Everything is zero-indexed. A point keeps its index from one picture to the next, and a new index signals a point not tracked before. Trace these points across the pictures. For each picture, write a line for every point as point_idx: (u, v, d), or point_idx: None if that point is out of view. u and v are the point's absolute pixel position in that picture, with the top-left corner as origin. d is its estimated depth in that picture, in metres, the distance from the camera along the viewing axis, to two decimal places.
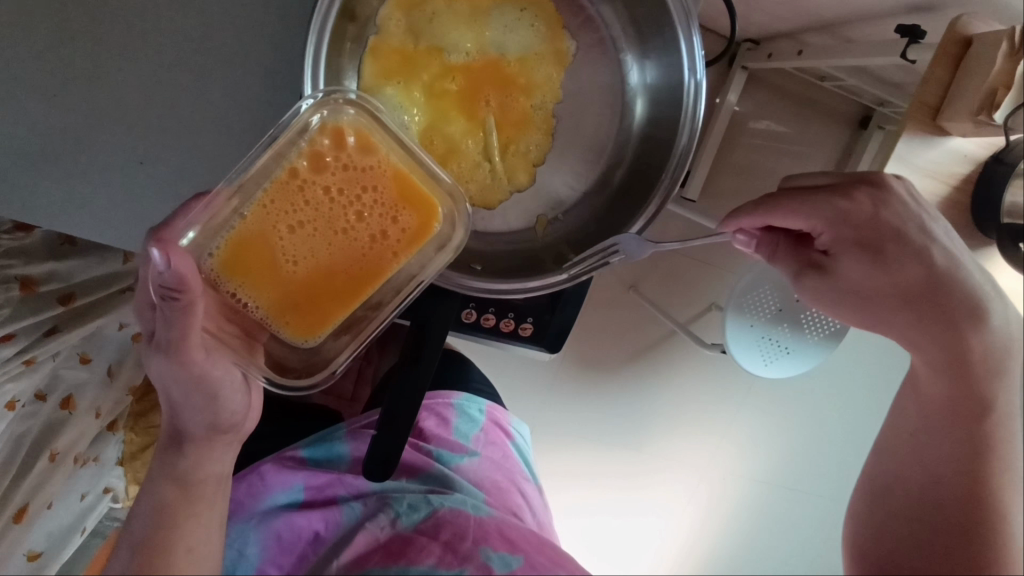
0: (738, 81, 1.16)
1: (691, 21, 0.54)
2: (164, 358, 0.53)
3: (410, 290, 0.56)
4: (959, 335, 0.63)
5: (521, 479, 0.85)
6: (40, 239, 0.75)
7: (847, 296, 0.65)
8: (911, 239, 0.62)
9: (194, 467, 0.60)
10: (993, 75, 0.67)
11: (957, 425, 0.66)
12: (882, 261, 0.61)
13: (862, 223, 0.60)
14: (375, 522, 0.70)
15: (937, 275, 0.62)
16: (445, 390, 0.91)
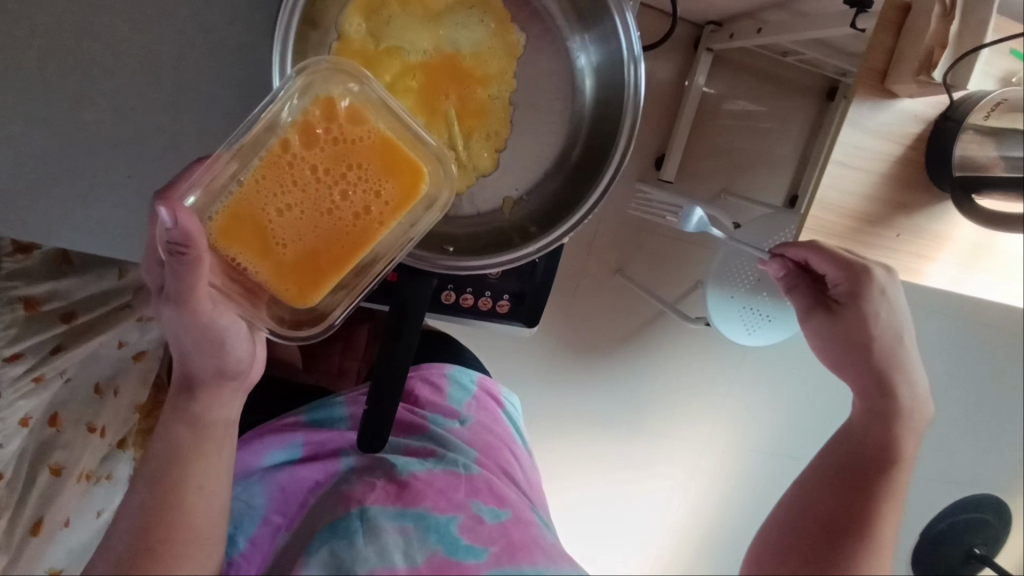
0: (705, 63, 1.19)
1: (626, 7, 0.58)
2: (172, 311, 0.55)
3: (392, 256, 0.59)
4: (902, 414, 0.64)
5: (513, 442, 0.85)
6: (40, 259, 0.76)
7: (837, 343, 0.68)
8: (897, 336, 0.66)
9: (202, 419, 0.61)
10: (929, 38, 0.70)
11: (852, 451, 0.64)
12: (876, 337, 0.66)
13: (869, 299, 0.65)
14: (375, 472, 0.71)
15: (911, 376, 0.66)
16: (436, 362, 0.92)
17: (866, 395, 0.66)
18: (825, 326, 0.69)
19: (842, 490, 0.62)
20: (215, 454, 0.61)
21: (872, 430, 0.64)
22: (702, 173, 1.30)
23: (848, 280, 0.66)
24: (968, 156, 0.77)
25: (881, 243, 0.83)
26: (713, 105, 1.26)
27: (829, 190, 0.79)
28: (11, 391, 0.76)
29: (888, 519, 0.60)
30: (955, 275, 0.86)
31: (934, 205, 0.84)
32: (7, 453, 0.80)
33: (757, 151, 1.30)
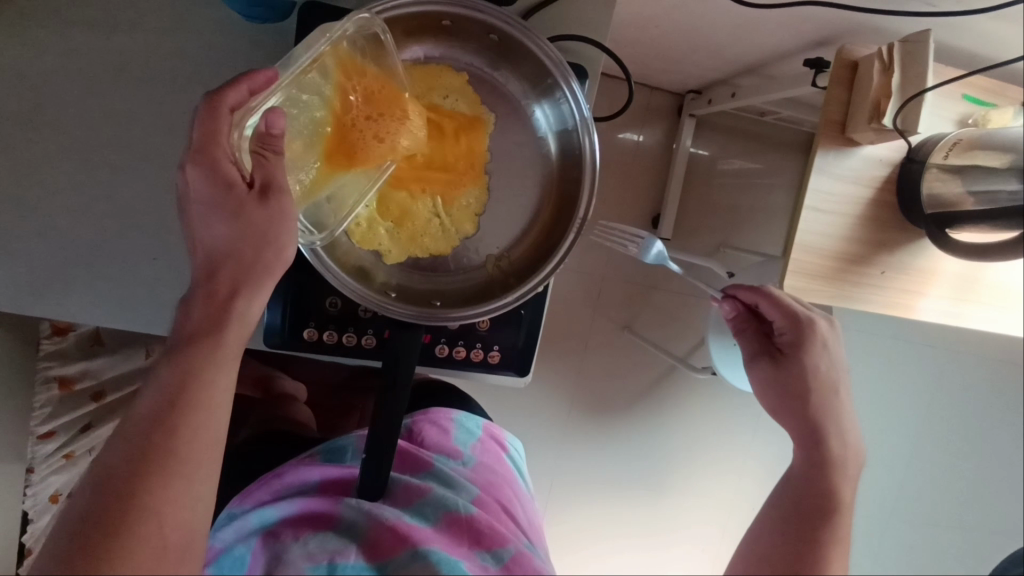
0: (689, 127, 1.27)
1: (571, 82, 0.50)
2: (250, 213, 0.43)
3: (377, 308, 0.52)
4: (845, 480, 0.53)
5: (524, 494, 0.68)
6: (75, 340, 0.82)
7: (775, 393, 0.58)
8: (842, 394, 0.57)
9: (222, 319, 0.42)
10: (875, 89, 0.76)
11: (795, 519, 0.52)
12: (816, 390, 0.56)
13: (814, 353, 0.57)
14: (383, 508, 0.57)
15: (853, 436, 0.56)
16: (442, 407, 0.77)
17: (803, 446, 0.55)
18: (767, 377, 0.59)
19: (788, 574, 0.49)
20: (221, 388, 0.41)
21: (819, 487, 0.53)
22: (699, 229, 1.34)
23: (792, 329, 0.58)
24: (937, 195, 0.80)
25: (866, 281, 0.86)
26: (703, 163, 1.33)
27: (807, 233, 0.83)
28: (39, 467, 0.82)
29: None
30: (945, 309, 0.87)
31: (913, 243, 0.87)
32: (35, 529, 0.86)
33: (749, 204, 1.35)
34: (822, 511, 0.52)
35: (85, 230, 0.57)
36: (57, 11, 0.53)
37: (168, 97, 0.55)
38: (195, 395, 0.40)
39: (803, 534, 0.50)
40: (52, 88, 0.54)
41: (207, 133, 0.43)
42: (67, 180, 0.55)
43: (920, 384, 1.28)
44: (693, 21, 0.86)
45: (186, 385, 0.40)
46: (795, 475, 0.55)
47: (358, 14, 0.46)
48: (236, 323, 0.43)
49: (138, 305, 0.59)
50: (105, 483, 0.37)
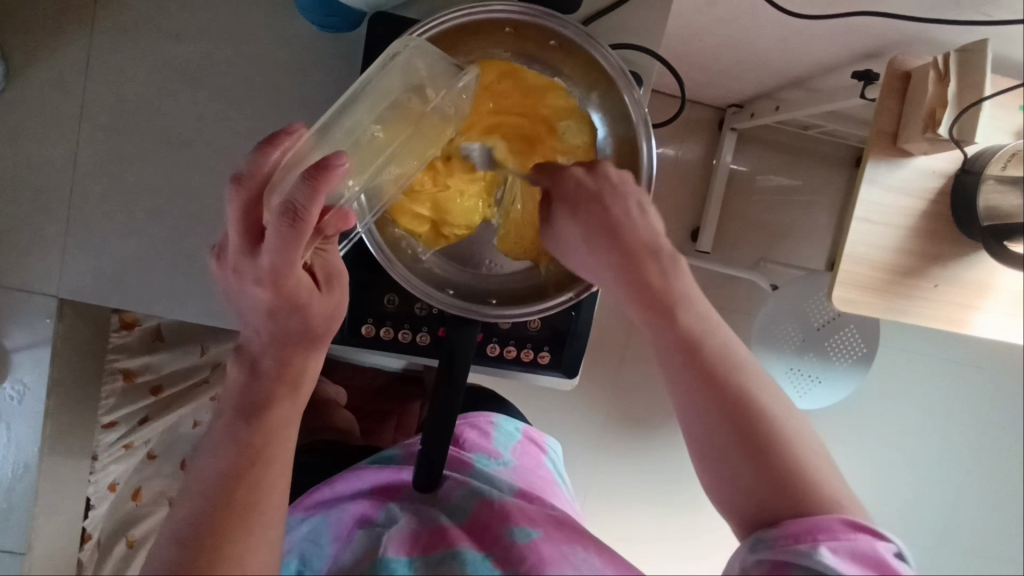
0: (729, 142, 1.26)
1: (633, 89, 0.52)
2: (313, 313, 0.46)
3: (438, 304, 0.53)
4: (678, 295, 0.49)
5: (562, 491, 0.68)
6: (138, 336, 0.85)
7: (574, 256, 0.53)
8: (634, 211, 0.51)
9: (284, 381, 0.47)
10: (929, 98, 0.75)
11: (678, 383, 0.47)
12: (615, 225, 0.50)
13: (574, 189, 0.52)
14: (420, 516, 0.56)
15: (655, 242, 0.50)
16: (480, 411, 0.77)
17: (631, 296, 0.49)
18: (555, 244, 0.54)
19: (729, 448, 0.45)
20: (280, 459, 0.46)
21: (678, 344, 0.48)
22: (739, 243, 1.33)
23: (575, 191, 0.51)
24: (993, 207, 0.79)
25: (919, 294, 0.84)
26: (742, 178, 1.32)
27: (859, 245, 0.82)
28: (103, 455, 0.88)
29: (781, 433, 0.45)
30: (1001, 324, 0.85)
31: (968, 256, 0.85)
32: (96, 516, 0.91)
33: (790, 220, 1.34)
34: (691, 350, 0.47)
35: (163, 230, 0.60)
36: (148, 24, 0.57)
37: (244, 104, 0.59)
38: (266, 451, 0.45)
39: (720, 400, 0.46)
40: (134, 93, 0.57)
41: (278, 248, 0.39)
42: (148, 179, 0.59)
43: (972, 406, 1.23)
44: (740, 34, 0.87)
45: (255, 442, 0.45)
46: (644, 331, 0.50)
47: (435, 18, 0.49)
48: (296, 381, 0.48)
49: (203, 300, 0.62)
50: (190, 539, 0.41)
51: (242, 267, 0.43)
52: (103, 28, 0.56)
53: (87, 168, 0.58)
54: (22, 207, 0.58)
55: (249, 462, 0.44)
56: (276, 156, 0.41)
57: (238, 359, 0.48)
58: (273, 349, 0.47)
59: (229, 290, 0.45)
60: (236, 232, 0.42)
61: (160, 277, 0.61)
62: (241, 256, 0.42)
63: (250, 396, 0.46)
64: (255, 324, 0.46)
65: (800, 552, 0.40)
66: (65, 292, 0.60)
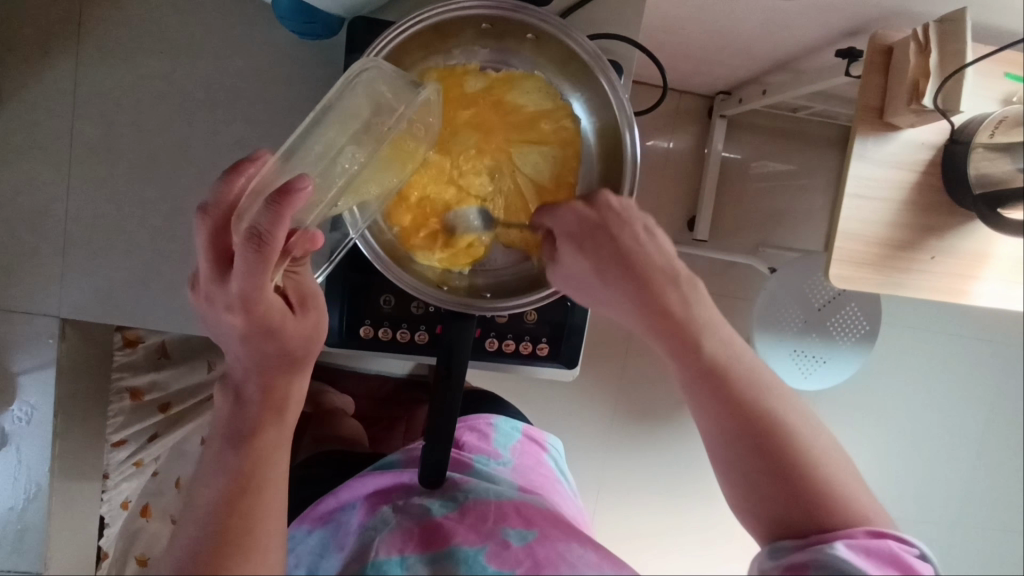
0: (720, 129, 1.26)
1: (608, 71, 0.52)
2: (289, 336, 0.45)
3: (431, 301, 0.53)
4: (701, 322, 0.47)
5: (563, 490, 0.68)
6: (143, 354, 0.85)
7: (578, 285, 0.50)
8: (636, 230, 0.47)
9: (268, 407, 0.47)
10: (912, 70, 0.75)
11: (706, 406, 0.47)
12: (634, 258, 0.47)
13: (579, 223, 0.47)
14: (411, 513, 0.56)
15: (674, 267, 0.48)
16: (480, 413, 0.77)
17: (650, 324, 0.48)
18: (560, 276, 0.50)
19: (758, 465, 0.46)
20: (273, 483, 0.46)
21: (699, 375, 0.47)
22: (735, 229, 1.33)
23: (585, 227, 0.47)
24: (985, 174, 0.79)
25: (914, 267, 0.84)
26: (735, 165, 1.32)
27: (851, 220, 0.82)
28: (113, 472, 0.89)
29: (810, 452, 0.46)
30: (1000, 293, 0.85)
31: (963, 225, 0.85)
32: (111, 533, 0.92)
33: (784, 206, 1.34)
34: (716, 380, 0.47)
35: (158, 246, 0.61)
36: (134, 43, 0.57)
37: (232, 117, 0.59)
38: (257, 476, 0.45)
39: (747, 427, 0.46)
40: (124, 113, 0.58)
41: (248, 273, 0.39)
42: (142, 198, 0.60)
43: (979, 377, 1.23)
44: (721, 20, 0.87)
45: (246, 467, 0.45)
46: (665, 360, 0.49)
47: (413, 19, 0.49)
48: (281, 404, 0.47)
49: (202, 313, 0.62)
50: (191, 566, 0.42)
51: (215, 296, 0.43)
52: (89, 51, 0.57)
53: (82, 189, 0.59)
54: (19, 233, 0.59)
55: (241, 488, 0.44)
56: (240, 183, 0.42)
57: (223, 388, 0.48)
58: (255, 375, 0.46)
59: (207, 318, 0.46)
60: (205, 261, 0.42)
61: (159, 293, 0.61)
62: (211, 284, 0.42)
63: (236, 424, 0.46)
64: (233, 352, 0.46)
65: (819, 552, 0.43)
66: (66, 312, 0.61)
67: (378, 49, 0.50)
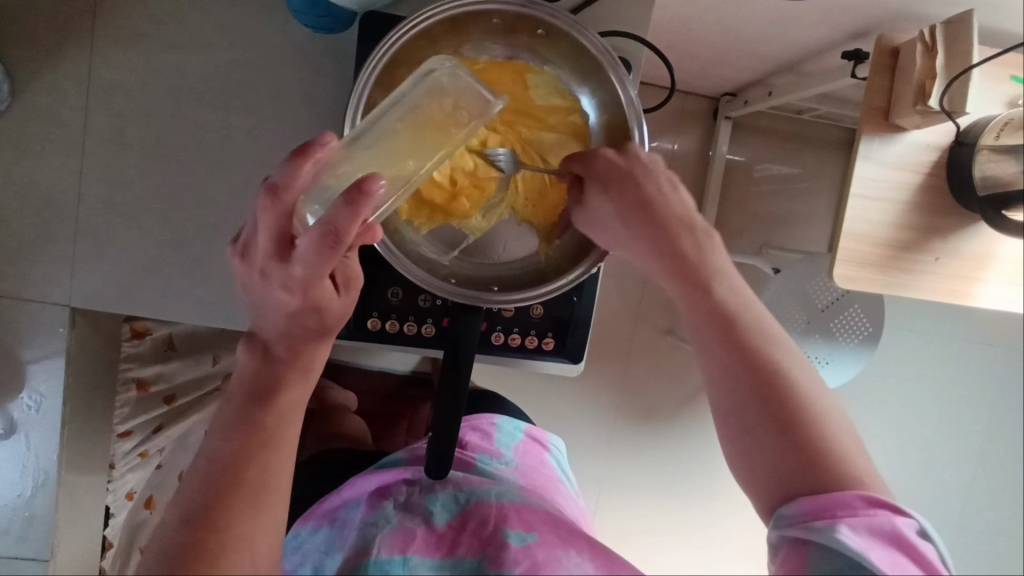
0: (725, 130, 1.27)
1: (617, 67, 0.52)
2: (333, 318, 0.47)
3: (439, 293, 0.54)
4: (713, 271, 0.49)
5: (565, 489, 0.67)
6: (150, 345, 0.85)
7: (604, 229, 0.52)
8: (655, 177, 0.50)
9: (297, 366, 0.47)
10: (918, 71, 0.76)
11: (715, 349, 0.48)
12: (655, 202, 0.49)
13: (607, 169, 0.50)
14: (413, 517, 0.55)
15: (692, 219, 0.50)
16: (483, 413, 0.77)
17: (671, 263, 0.49)
18: (586, 219, 0.52)
19: (760, 413, 0.46)
20: (289, 443, 0.47)
21: (712, 318, 0.48)
22: (739, 230, 1.33)
23: (611, 168, 0.50)
24: (990, 176, 0.79)
25: (920, 268, 0.85)
26: (740, 167, 1.32)
27: (856, 222, 0.82)
28: (118, 463, 0.88)
29: (813, 412, 0.46)
30: (1005, 295, 0.86)
31: (966, 227, 0.85)
32: (116, 524, 0.93)
33: (788, 207, 1.34)
34: (726, 326, 0.48)
35: (167, 237, 0.61)
36: (146, 37, 0.58)
37: (242, 111, 0.60)
38: (276, 434, 0.46)
39: (751, 375, 0.47)
40: (136, 106, 0.59)
41: (316, 258, 0.41)
42: (152, 189, 0.60)
43: (982, 380, 1.23)
44: (728, 22, 0.87)
45: (266, 424, 0.46)
46: (681, 305, 0.50)
47: (425, 12, 0.50)
48: (308, 367, 0.48)
49: (211, 304, 0.63)
50: (204, 518, 0.43)
51: (269, 274, 0.43)
52: (103, 44, 0.58)
53: (94, 181, 0.59)
54: (31, 223, 0.59)
55: (260, 445, 0.46)
56: (303, 177, 0.41)
57: (249, 345, 0.48)
58: (283, 340, 0.46)
59: (245, 295, 0.46)
60: (264, 243, 0.42)
61: (169, 285, 0.62)
62: (270, 262, 0.43)
63: (259, 377, 0.47)
64: (269, 321, 0.46)
65: (821, 529, 0.42)
66: (76, 302, 0.61)
67: (390, 41, 0.50)
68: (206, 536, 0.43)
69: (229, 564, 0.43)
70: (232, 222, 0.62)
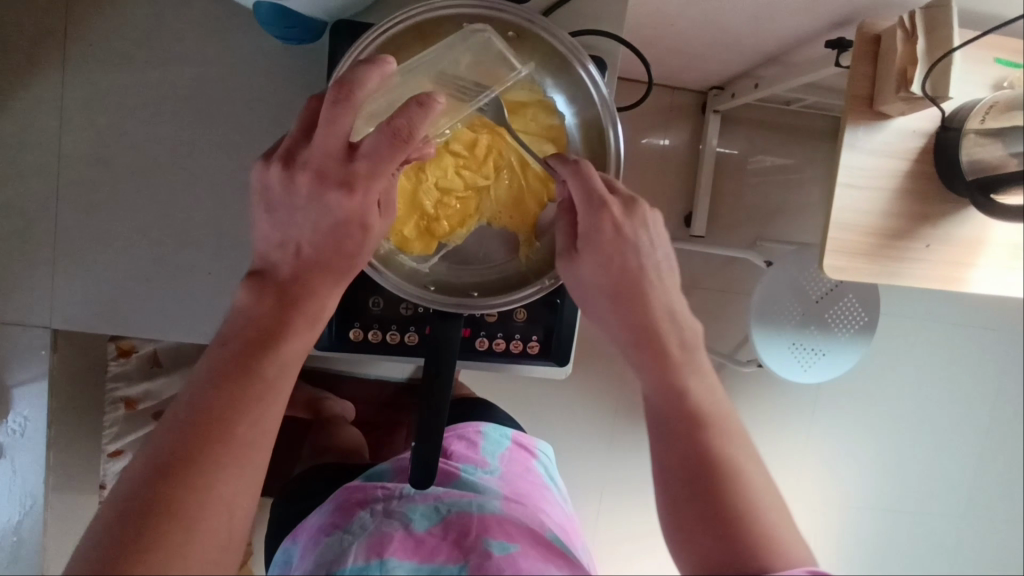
0: (714, 125, 1.25)
1: (585, 62, 0.52)
2: (370, 235, 0.50)
3: (418, 301, 0.53)
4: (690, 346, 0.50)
5: (551, 495, 0.66)
6: (136, 362, 0.85)
7: (580, 278, 0.51)
8: (648, 252, 0.50)
9: (304, 313, 0.47)
10: (900, 58, 0.75)
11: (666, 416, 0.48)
12: (640, 267, 0.50)
13: (597, 221, 0.49)
14: (392, 521, 0.55)
15: (678, 309, 0.51)
16: (470, 421, 0.76)
17: (641, 323, 0.49)
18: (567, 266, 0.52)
19: (702, 486, 0.45)
20: (281, 402, 0.45)
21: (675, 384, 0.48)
22: (731, 224, 1.32)
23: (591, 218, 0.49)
24: (977, 160, 0.78)
25: (911, 255, 0.84)
26: (732, 160, 1.31)
27: (844, 211, 0.82)
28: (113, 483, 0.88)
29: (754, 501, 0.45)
30: (998, 280, 0.85)
31: (957, 213, 0.84)
32: None
33: (781, 199, 1.34)
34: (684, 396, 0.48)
35: (147, 254, 0.61)
36: (118, 55, 0.58)
37: (218, 126, 0.60)
38: (273, 389, 0.44)
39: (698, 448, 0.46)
40: (111, 123, 0.58)
41: (381, 154, 0.44)
42: (129, 206, 0.60)
43: (982, 366, 1.22)
44: (709, 15, 0.87)
45: (265, 376, 0.44)
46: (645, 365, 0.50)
47: (394, 18, 0.50)
48: (318, 315, 0.48)
49: (194, 320, 0.62)
50: (177, 463, 0.40)
51: (324, 172, 0.46)
52: (74, 62, 0.57)
53: (71, 200, 0.59)
54: (9, 245, 0.59)
55: (254, 396, 0.43)
56: (375, 82, 0.43)
57: (258, 282, 0.48)
58: (309, 268, 0.48)
59: (283, 199, 0.47)
60: (324, 137, 0.44)
61: (150, 303, 0.61)
62: (328, 159, 0.45)
63: (265, 322, 0.46)
64: (299, 242, 0.48)
65: None
66: (57, 323, 0.61)
67: (359, 49, 0.50)
68: (179, 493, 0.39)
69: (209, 523, 0.40)
70: (211, 236, 0.61)
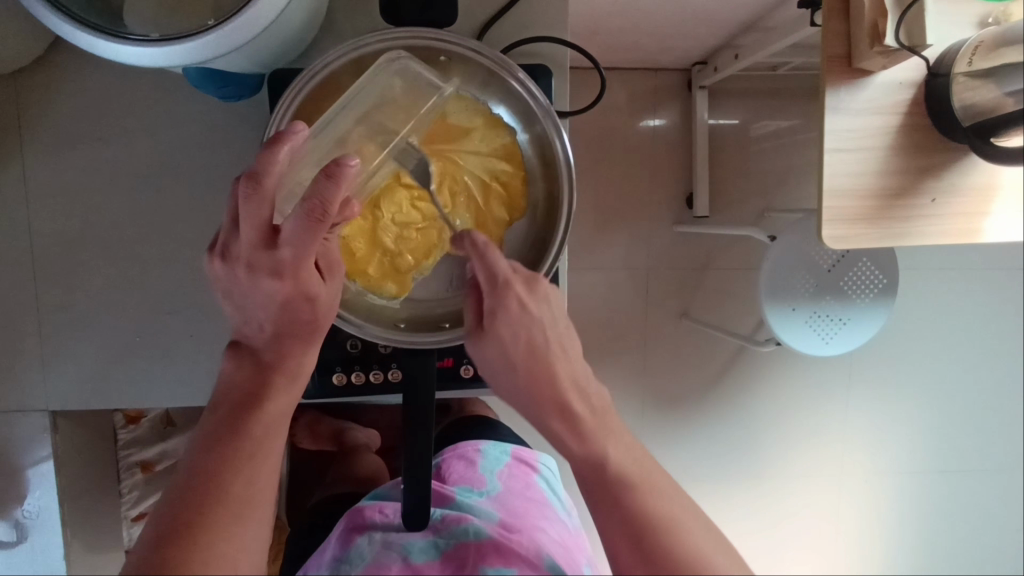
0: (703, 101, 1.15)
1: (515, 70, 0.51)
2: (322, 305, 0.49)
3: (388, 342, 0.53)
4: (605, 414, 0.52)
5: (552, 512, 0.65)
6: (147, 427, 0.88)
7: (494, 361, 0.52)
8: (552, 326, 0.52)
9: (282, 373, 0.50)
10: (868, 12, 0.72)
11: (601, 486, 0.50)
12: (547, 345, 0.51)
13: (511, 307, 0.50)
14: (390, 551, 0.56)
15: (582, 378, 0.53)
16: (471, 439, 0.75)
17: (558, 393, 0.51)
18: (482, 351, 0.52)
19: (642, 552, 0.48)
20: (273, 457, 0.47)
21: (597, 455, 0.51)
22: (733, 198, 1.28)
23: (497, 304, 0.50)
24: (971, 105, 0.74)
25: (917, 213, 0.79)
26: (728, 133, 1.27)
27: (836, 177, 0.77)
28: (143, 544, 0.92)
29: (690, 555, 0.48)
30: (1014, 225, 0.80)
31: (960, 161, 0.80)
32: None
33: (783, 165, 1.28)
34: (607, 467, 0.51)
35: (127, 327, 0.62)
36: (71, 138, 0.59)
37: (177, 192, 0.60)
38: (262, 447, 0.47)
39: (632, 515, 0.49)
40: (74, 205, 0.60)
41: (303, 237, 0.43)
42: (103, 284, 0.61)
43: None
44: None
45: (254, 434, 0.47)
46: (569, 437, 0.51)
47: (319, 61, 0.49)
48: (296, 373, 0.50)
49: (183, 383, 0.63)
50: (178, 521, 0.42)
51: (257, 262, 0.45)
52: (30, 153, 0.58)
53: (48, 286, 0.60)
54: None
55: (247, 455, 0.46)
56: (281, 162, 0.42)
57: (236, 354, 0.50)
58: (275, 341, 0.50)
59: (233, 289, 0.48)
60: (247, 230, 0.44)
61: (138, 373, 0.63)
62: (256, 251, 0.45)
63: (247, 388, 0.49)
64: (259, 320, 0.49)
65: None
66: (54, 404, 0.63)
67: (291, 97, 0.49)
68: (179, 554, 0.41)
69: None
70: (187, 300, 0.62)
